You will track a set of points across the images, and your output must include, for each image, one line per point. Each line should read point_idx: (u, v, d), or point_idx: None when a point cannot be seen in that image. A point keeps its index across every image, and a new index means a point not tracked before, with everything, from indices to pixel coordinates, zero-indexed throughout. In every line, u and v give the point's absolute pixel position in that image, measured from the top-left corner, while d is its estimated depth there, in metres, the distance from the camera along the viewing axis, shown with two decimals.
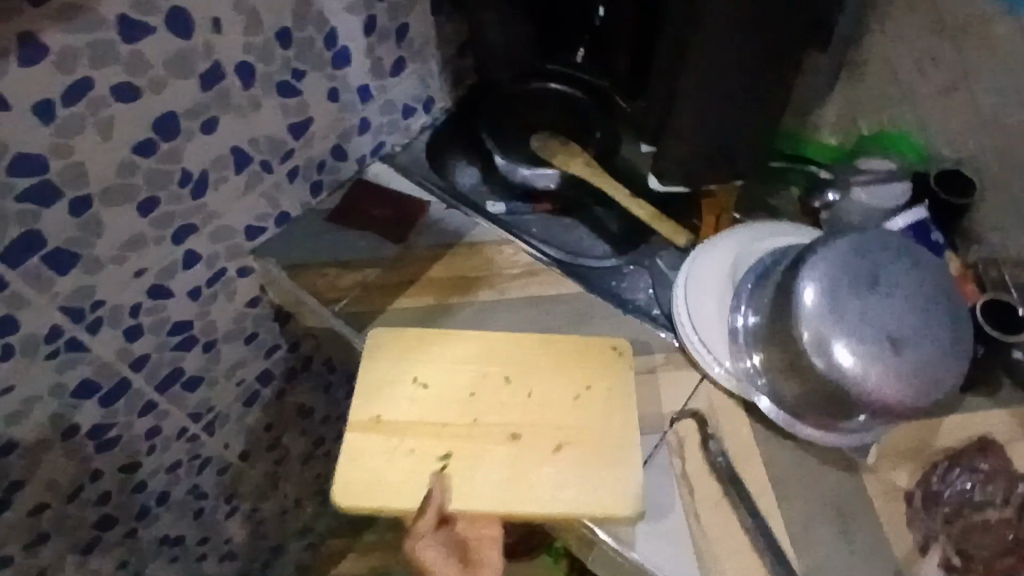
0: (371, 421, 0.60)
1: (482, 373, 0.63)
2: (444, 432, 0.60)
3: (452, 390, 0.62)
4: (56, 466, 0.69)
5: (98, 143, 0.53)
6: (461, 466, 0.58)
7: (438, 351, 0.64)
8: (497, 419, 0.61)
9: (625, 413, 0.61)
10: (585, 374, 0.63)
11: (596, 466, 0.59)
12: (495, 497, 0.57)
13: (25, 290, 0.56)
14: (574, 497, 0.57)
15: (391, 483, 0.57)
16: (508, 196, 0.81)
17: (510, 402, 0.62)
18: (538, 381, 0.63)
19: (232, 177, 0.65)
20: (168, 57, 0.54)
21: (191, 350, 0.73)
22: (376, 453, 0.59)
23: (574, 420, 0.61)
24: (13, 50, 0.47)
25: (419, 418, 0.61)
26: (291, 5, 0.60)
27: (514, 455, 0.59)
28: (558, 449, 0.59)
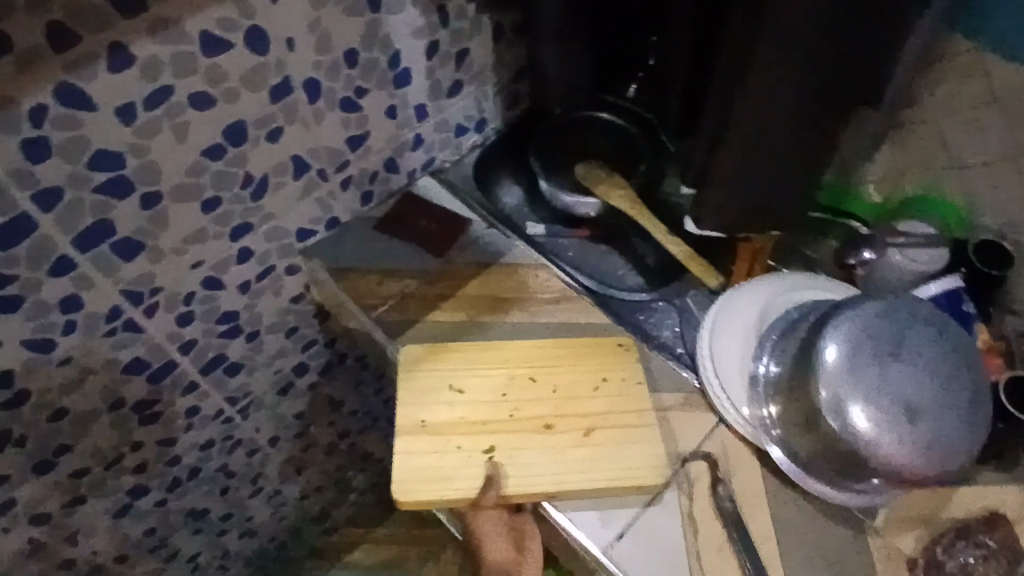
0: (417, 426, 0.65)
1: (511, 375, 0.69)
2: (485, 428, 0.66)
3: (486, 390, 0.68)
4: (101, 434, 0.74)
5: (172, 144, 0.58)
6: (507, 454, 0.64)
7: (467, 358, 0.70)
8: (530, 412, 0.67)
9: (641, 398, 0.68)
10: (600, 366, 0.69)
11: (624, 446, 0.65)
12: (541, 477, 0.63)
13: (92, 273, 0.60)
14: (613, 470, 0.63)
15: (448, 475, 0.63)
16: (549, 217, 0.84)
17: (540, 398, 0.68)
18: (562, 376, 0.69)
19: (290, 182, 0.69)
20: (243, 71, 0.58)
21: (235, 338, 0.78)
22: (429, 454, 0.64)
23: (599, 408, 0.67)
24: (106, 57, 0.51)
25: (460, 418, 0.66)
26: (360, 29, 0.64)
27: (552, 442, 0.65)
28: (589, 433, 0.66)
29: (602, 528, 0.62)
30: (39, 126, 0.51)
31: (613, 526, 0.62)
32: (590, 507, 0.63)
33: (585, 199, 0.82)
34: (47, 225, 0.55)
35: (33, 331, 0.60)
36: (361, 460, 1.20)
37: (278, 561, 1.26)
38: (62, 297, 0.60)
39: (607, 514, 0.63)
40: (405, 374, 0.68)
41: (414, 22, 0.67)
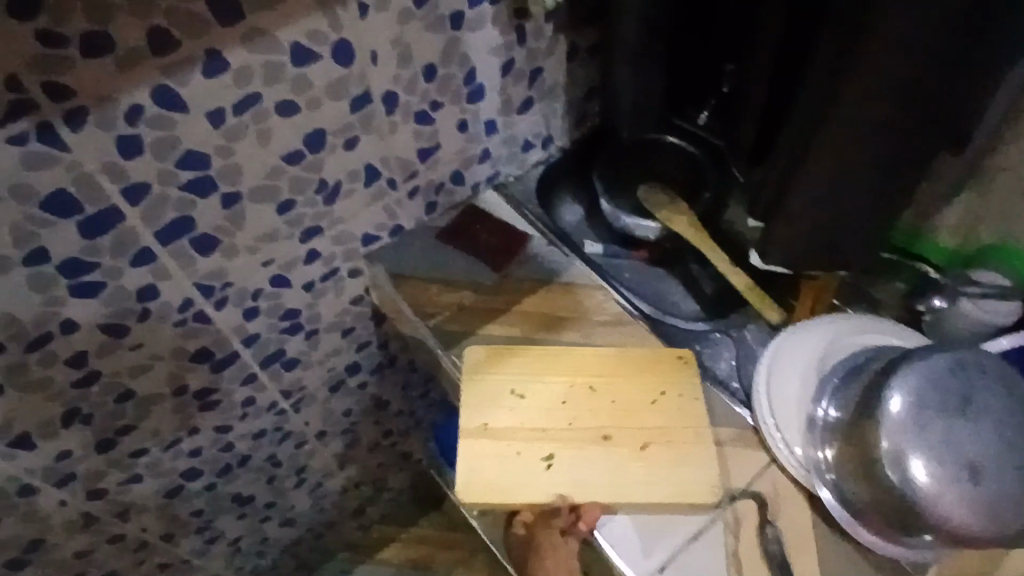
0: (479, 429, 0.67)
1: (570, 382, 0.70)
2: (543, 435, 0.67)
3: (545, 398, 0.69)
4: (163, 417, 0.77)
5: (255, 148, 0.60)
6: (564, 462, 0.65)
7: (529, 362, 0.71)
8: (588, 423, 0.67)
9: (698, 416, 0.68)
10: (659, 379, 0.69)
11: (680, 463, 0.65)
12: (596, 489, 0.64)
13: (170, 265, 0.63)
14: (668, 486, 0.64)
15: (509, 480, 0.64)
16: (609, 236, 0.83)
17: (597, 407, 0.68)
18: (621, 387, 0.69)
19: (360, 189, 0.71)
20: (327, 82, 0.60)
21: (296, 334, 0.80)
22: (491, 458, 0.65)
23: (657, 422, 0.67)
24: (202, 63, 0.53)
25: (521, 423, 0.67)
26: (440, 45, 0.66)
27: (609, 454, 0.66)
28: (645, 447, 0.66)
29: (658, 546, 0.63)
30: (134, 125, 0.53)
31: (668, 546, 0.63)
32: (646, 523, 0.64)
33: (647, 222, 0.82)
34: (134, 219, 0.58)
35: (111, 317, 0.63)
36: (400, 459, 1.22)
37: (312, 553, 1.28)
38: (141, 286, 0.63)
39: (662, 532, 0.63)
40: (468, 377, 0.70)
41: (492, 40, 0.69)
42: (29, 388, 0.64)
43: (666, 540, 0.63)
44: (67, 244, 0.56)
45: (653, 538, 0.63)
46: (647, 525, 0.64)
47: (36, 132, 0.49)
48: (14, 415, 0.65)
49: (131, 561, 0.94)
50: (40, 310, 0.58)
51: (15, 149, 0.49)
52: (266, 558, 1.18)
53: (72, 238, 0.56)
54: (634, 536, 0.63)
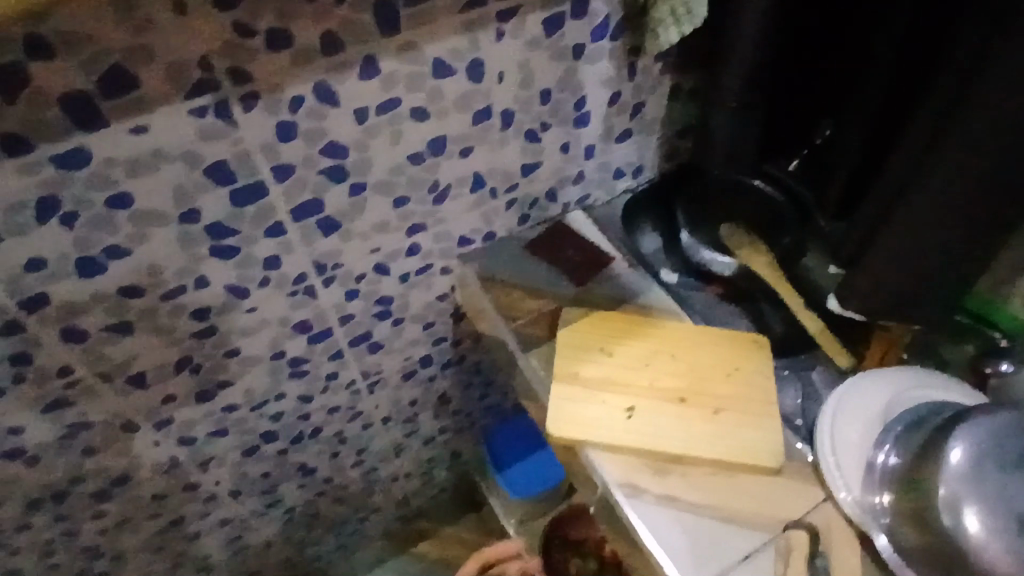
0: (571, 375, 0.74)
1: (655, 348, 0.77)
2: (627, 389, 0.73)
3: (632, 357, 0.76)
4: (257, 378, 0.84)
5: (386, 146, 0.67)
6: (643, 415, 0.72)
7: (619, 326, 0.78)
8: (668, 384, 0.74)
9: (768, 398, 0.73)
10: (735, 357, 0.76)
11: (747, 429, 0.71)
12: (670, 441, 0.70)
13: (295, 240, 0.70)
14: (734, 447, 0.70)
15: (592, 421, 0.71)
16: (684, 267, 0.87)
17: (677, 373, 0.75)
18: (699, 358, 0.76)
19: (466, 194, 0.77)
20: (457, 94, 0.67)
21: (384, 320, 0.87)
22: (579, 400, 0.72)
23: (728, 392, 0.74)
24: (358, 67, 0.60)
25: (608, 377, 0.74)
26: (558, 74, 0.72)
27: (684, 413, 0.72)
28: (717, 412, 0.72)
29: (721, 506, 0.68)
30: (293, 112, 0.60)
31: (732, 507, 0.68)
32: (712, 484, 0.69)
33: (723, 258, 0.85)
34: (274, 193, 0.65)
35: (236, 279, 0.70)
36: (449, 458, 1.28)
37: (353, 536, 1.34)
38: (267, 255, 0.70)
39: (726, 495, 0.69)
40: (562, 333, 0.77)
41: (605, 74, 0.75)
42: (155, 332, 0.71)
43: (730, 502, 0.68)
44: (216, 209, 0.63)
45: (718, 497, 0.69)
46: (714, 487, 0.69)
47: (214, 109, 0.57)
48: (137, 356, 0.72)
49: (199, 511, 1.01)
50: (181, 264, 0.66)
51: (194, 121, 0.57)
52: (314, 532, 1.24)
53: (222, 204, 0.63)
54: (700, 493, 0.69)
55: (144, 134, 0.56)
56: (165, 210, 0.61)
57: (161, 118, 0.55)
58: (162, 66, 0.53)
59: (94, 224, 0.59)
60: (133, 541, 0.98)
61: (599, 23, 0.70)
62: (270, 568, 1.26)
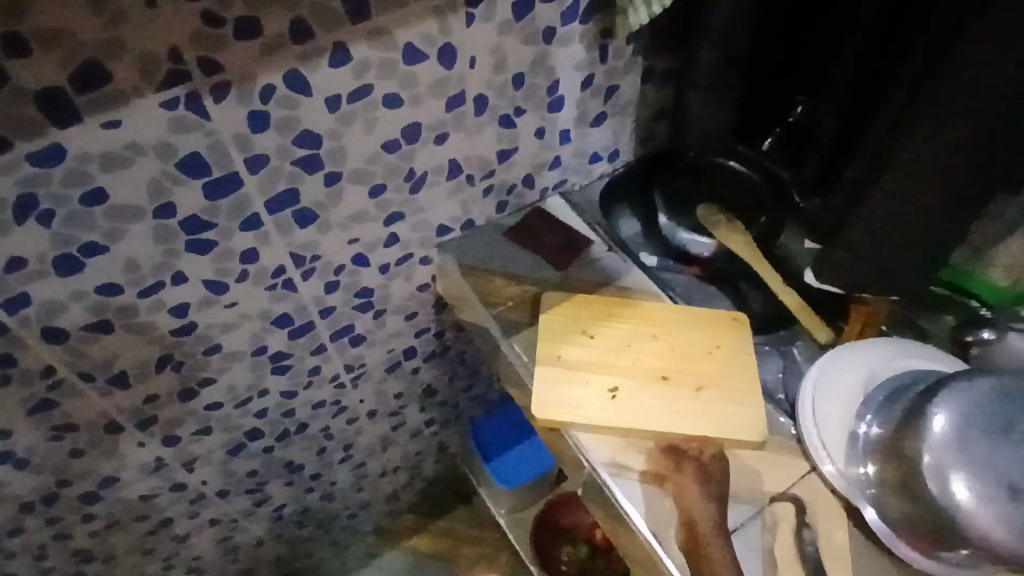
0: (555, 358, 0.74)
1: (636, 329, 0.77)
2: (611, 370, 0.74)
3: (613, 338, 0.76)
4: (239, 374, 0.83)
5: (360, 135, 0.67)
6: (627, 395, 0.72)
7: (600, 309, 0.79)
8: (650, 364, 0.74)
9: (750, 374, 0.74)
10: (715, 334, 0.77)
11: (729, 405, 0.72)
12: (655, 420, 0.71)
13: (272, 232, 0.70)
14: (717, 423, 0.71)
15: (578, 403, 0.71)
16: (663, 250, 0.87)
17: (659, 352, 0.75)
18: (680, 337, 0.77)
19: (443, 182, 0.77)
20: (430, 80, 0.67)
21: (365, 312, 0.86)
22: (563, 383, 0.73)
23: (710, 369, 0.74)
24: (330, 54, 0.60)
25: (591, 359, 0.75)
26: (531, 58, 0.72)
27: (668, 392, 0.73)
28: (699, 390, 0.73)
29: (703, 475, 0.69)
30: (265, 102, 0.60)
31: (713, 476, 0.70)
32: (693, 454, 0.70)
33: (702, 239, 0.86)
34: (249, 185, 0.65)
35: (215, 273, 0.70)
36: (437, 450, 1.28)
37: (344, 533, 1.33)
38: (246, 248, 0.69)
39: (707, 465, 0.70)
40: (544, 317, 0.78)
41: (578, 57, 0.75)
42: (135, 330, 0.70)
43: (711, 471, 0.70)
44: (191, 202, 0.63)
45: (700, 467, 0.70)
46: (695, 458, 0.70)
47: (187, 100, 0.56)
48: (117, 355, 0.72)
49: (187, 512, 1.00)
50: (159, 259, 0.65)
51: (166, 113, 0.56)
52: (304, 530, 1.24)
53: (197, 197, 0.63)
54: (683, 464, 0.70)
55: (116, 127, 0.55)
56: (140, 205, 0.61)
57: (132, 110, 0.55)
58: (132, 58, 0.52)
59: (68, 221, 0.58)
60: (121, 544, 0.97)
61: (570, 6, 0.70)
62: (261, 567, 1.25)
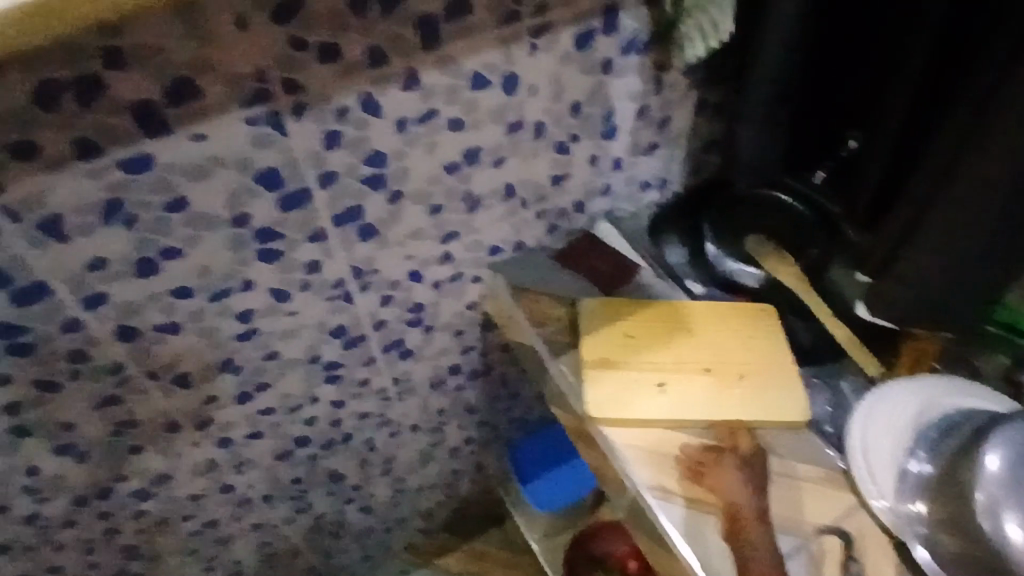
0: (600, 361, 0.78)
1: (674, 325, 0.80)
2: (655, 365, 0.77)
3: (654, 335, 0.79)
4: (293, 381, 0.86)
5: (424, 156, 0.70)
6: (674, 389, 0.76)
7: (638, 308, 0.81)
8: (692, 356, 0.78)
9: (788, 373, 0.77)
10: (752, 325, 0.80)
11: (772, 390, 0.76)
12: (704, 409, 0.74)
13: (335, 245, 0.73)
14: (763, 406, 0.75)
15: (629, 401, 0.75)
16: (712, 279, 0.88)
17: (700, 345, 0.79)
18: (718, 329, 0.80)
19: (498, 204, 0.80)
20: (492, 106, 0.70)
21: (416, 327, 0.89)
22: (613, 385, 0.76)
23: (750, 357, 0.78)
24: (401, 79, 0.63)
25: (635, 356, 0.78)
26: (589, 88, 0.75)
27: (711, 381, 0.76)
28: (741, 377, 0.77)
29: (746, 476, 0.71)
30: (339, 123, 0.63)
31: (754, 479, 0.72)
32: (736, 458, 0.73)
33: (750, 270, 0.88)
34: (317, 199, 0.68)
35: (279, 282, 0.73)
36: (474, 470, 1.29)
37: (378, 548, 1.34)
38: (309, 260, 0.73)
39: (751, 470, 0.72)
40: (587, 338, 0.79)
41: (634, 88, 0.77)
42: (202, 333, 0.74)
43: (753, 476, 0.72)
44: (264, 214, 0.67)
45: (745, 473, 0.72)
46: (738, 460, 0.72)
47: (266, 118, 0.60)
48: (183, 355, 0.75)
49: (232, 515, 1.03)
50: (229, 265, 0.69)
51: (247, 128, 0.60)
52: (341, 541, 1.26)
53: (269, 209, 0.66)
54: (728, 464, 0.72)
55: (201, 140, 0.59)
56: (217, 214, 0.65)
57: (217, 125, 0.59)
58: (222, 77, 0.56)
59: (152, 226, 0.63)
60: (168, 542, 1.00)
61: (628, 39, 0.73)
62: None
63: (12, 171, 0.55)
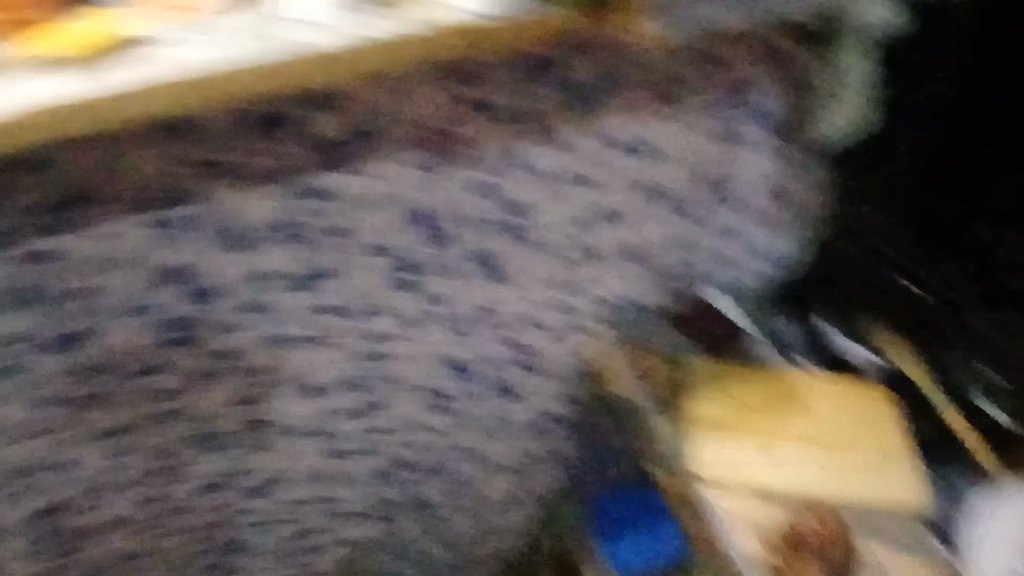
0: (709, 424, 0.83)
1: (774, 396, 0.87)
2: (760, 432, 0.83)
3: (757, 404, 0.86)
4: (408, 402, 0.93)
5: (560, 209, 0.78)
6: (780, 455, 0.82)
7: (739, 377, 0.88)
8: (794, 426, 0.84)
9: (884, 447, 0.84)
10: (846, 402, 0.88)
11: (869, 464, 0.83)
12: (809, 476, 0.81)
13: (468, 281, 0.81)
14: (862, 477, 0.82)
15: (740, 464, 0.81)
16: (823, 355, 0.92)
17: (800, 417, 0.85)
18: (817, 404, 0.87)
19: (620, 261, 0.86)
20: (624, 168, 0.77)
21: (525, 368, 0.94)
22: (723, 448, 0.82)
23: (847, 432, 0.85)
24: (551, 138, 0.72)
25: (742, 422, 0.84)
26: (719, 161, 0.80)
27: (814, 451, 0.83)
28: (841, 449, 0.84)
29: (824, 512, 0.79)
30: (492, 173, 0.72)
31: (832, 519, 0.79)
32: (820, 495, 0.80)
33: (863, 350, 0.90)
34: (458, 236, 0.76)
35: (416, 308, 0.82)
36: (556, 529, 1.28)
37: None
38: (440, 290, 0.81)
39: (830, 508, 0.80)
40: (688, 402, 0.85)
41: (761, 164, 0.82)
42: (337, 345, 0.82)
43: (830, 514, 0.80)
44: (415, 245, 0.75)
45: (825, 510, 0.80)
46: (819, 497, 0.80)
47: (428, 159, 0.69)
48: (317, 364, 0.84)
49: (327, 528, 1.08)
50: (372, 285, 0.77)
51: (411, 168, 0.70)
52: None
53: (419, 242, 0.75)
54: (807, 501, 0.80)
55: (372, 176, 0.69)
56: (373, 242, 0.74)
57: (387, 164, 0.68)
58: (401, 123, 0.66)
59: (318, 247, 0.72)
60: (266, 543, 1.07)
61: (762, 115, 0.79)
62: None
63: (217, 187, 0.64)
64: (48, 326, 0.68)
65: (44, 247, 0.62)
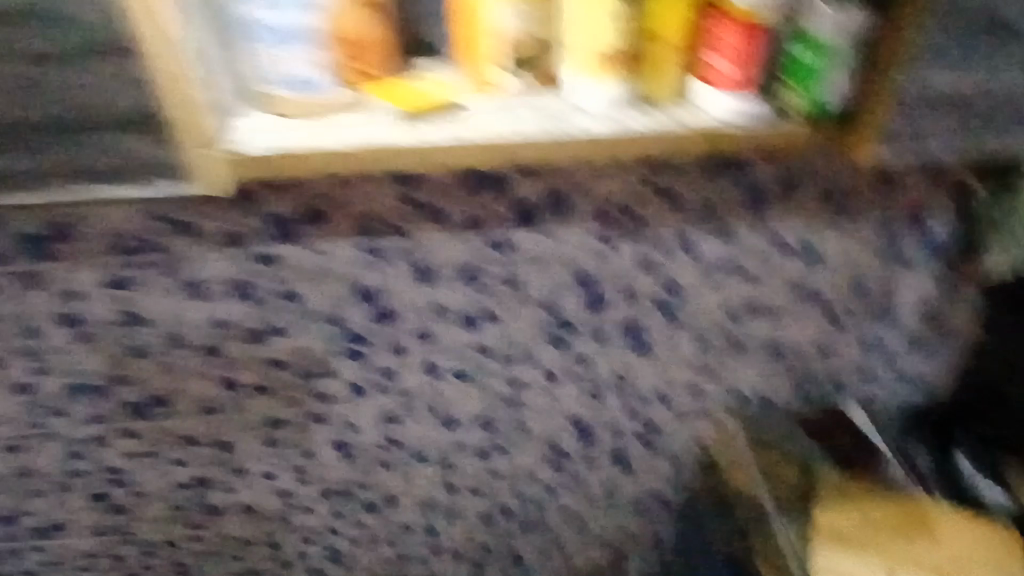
0: (832, 536, 0.81)
1: (909, 523, 0.82)
2: (889, 555, 0.79)
3: (889, 526, 0.82)
4: (528, 453, 0.98)
5: (713, 297, 0.82)
6: None
7: (871, 496, 0.85)
8: (929, 559, 0.79)
9: None
10: (995, 547, 0.80)
11: None
12: None
13: (613, 348, 0.86)
14: None
15: None
16: (957, 486, 0.87)
17: (937, 551, 0.80)
18: (958, 542, 0.81)
19: (759, 356, 0.88)
20: (783, 269, 0.81)
21: (644, 442, 0.97)
22: (845, 563, 0.79)
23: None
24: (721, 230, 0.77)
25: (869, 542, 0.80)
26: (878, 277, 0.83)
27: None
28: None
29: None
30: (659, 253, 0.78)
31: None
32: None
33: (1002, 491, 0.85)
34: (614, 306, 0.82)
35: (559, 364, 0.87)
36: None
37: None
38: (586, 354, 0.87)
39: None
40: (817, 509, 0.83)
41: (921, 286, 0.84)
42: (480, 386, 0.89)
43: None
44: (574, 307, 0.82)
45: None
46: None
47: (607, 234, 0.76)
48: (458, 400, 0.90)
49: (419, 560, 1.12)
50: (526, 337, 0.84)
51: (590, 239, 0.76)
52: None
53: (578, 304, 0.81)
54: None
55: (554, 240, 0.75)
56: (537, 296, 0.80)
57: (571, 231, 0.75)
58: (593, 199, 0.73)
59: (491, 293, 0.79)
60: (362, 562, 1.11)
61: (931, 242, 0.80)
62: None
63: (421, 226, 0.73)
64: (252, 317, 0.79)
65: (273, 251, 0.73)
